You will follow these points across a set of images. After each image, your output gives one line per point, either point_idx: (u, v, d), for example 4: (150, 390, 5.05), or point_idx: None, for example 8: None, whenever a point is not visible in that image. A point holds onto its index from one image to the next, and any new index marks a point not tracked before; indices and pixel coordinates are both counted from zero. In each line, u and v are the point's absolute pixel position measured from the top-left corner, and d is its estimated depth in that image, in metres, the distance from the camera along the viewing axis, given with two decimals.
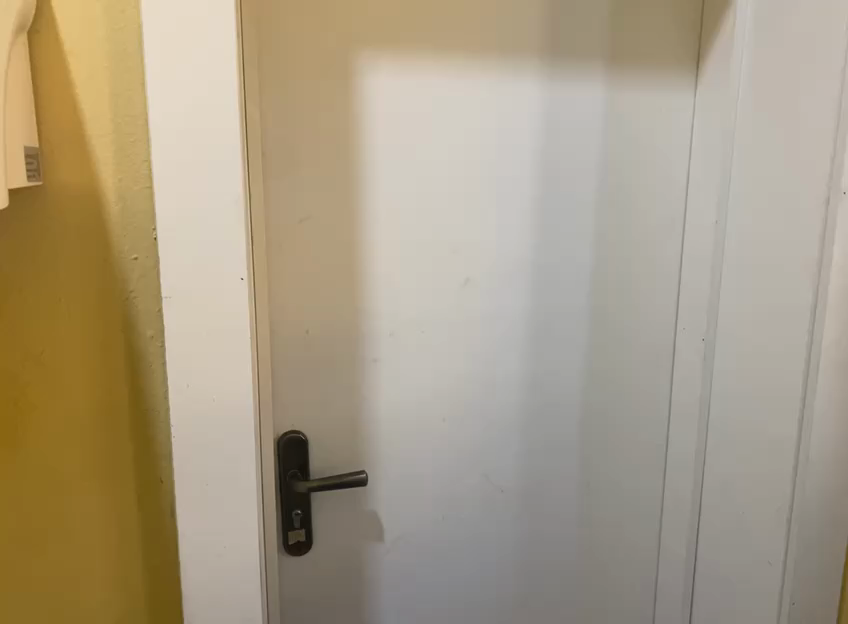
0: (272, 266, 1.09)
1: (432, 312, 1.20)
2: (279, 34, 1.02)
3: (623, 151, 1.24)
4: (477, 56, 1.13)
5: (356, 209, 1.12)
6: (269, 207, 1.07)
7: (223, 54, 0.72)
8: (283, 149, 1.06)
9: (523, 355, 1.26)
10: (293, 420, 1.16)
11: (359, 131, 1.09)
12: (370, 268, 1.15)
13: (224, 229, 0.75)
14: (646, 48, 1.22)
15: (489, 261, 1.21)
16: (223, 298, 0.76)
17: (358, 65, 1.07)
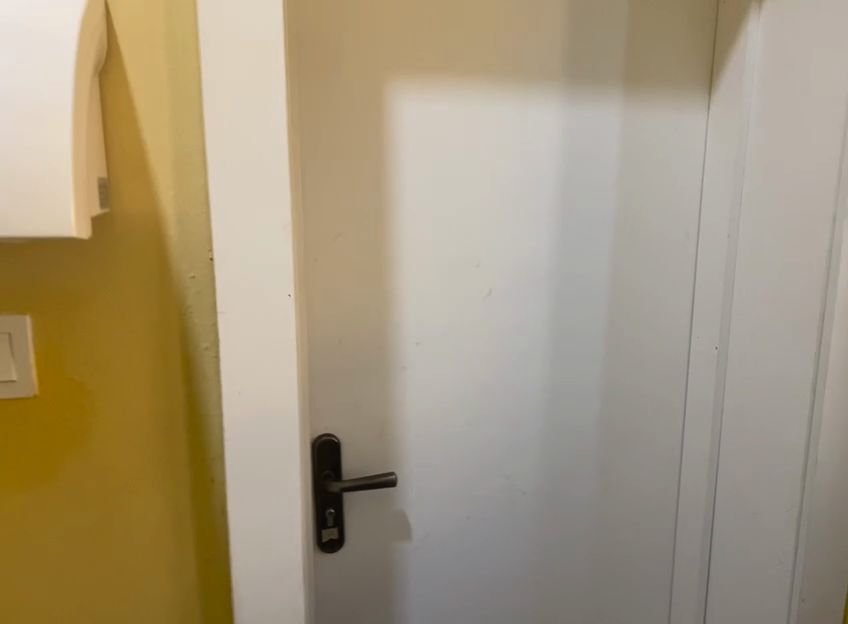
0: (308, 280, 1.16)
1: (457, 322, 1.26)
2: (316, 63, 1.09)
3: (639, 169, 1.30)
4: (500, 81, 1.20)
5: (387, 225, 1.19)
6: (306, 225, 1.14)
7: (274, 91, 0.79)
8: (319, 171, 1.13)
9: (543, 362, 1.33)
10: (326, 423, 1.23)
11: (390, 152, 1.16)
12: (399, 280, 1.22)
13: (274, 250, 0.82)
14: (661, 71, 1.27)
15: (512, 274, 1.28)
16: (272, 313, 0.84)
17: (389, 91, 1.14)
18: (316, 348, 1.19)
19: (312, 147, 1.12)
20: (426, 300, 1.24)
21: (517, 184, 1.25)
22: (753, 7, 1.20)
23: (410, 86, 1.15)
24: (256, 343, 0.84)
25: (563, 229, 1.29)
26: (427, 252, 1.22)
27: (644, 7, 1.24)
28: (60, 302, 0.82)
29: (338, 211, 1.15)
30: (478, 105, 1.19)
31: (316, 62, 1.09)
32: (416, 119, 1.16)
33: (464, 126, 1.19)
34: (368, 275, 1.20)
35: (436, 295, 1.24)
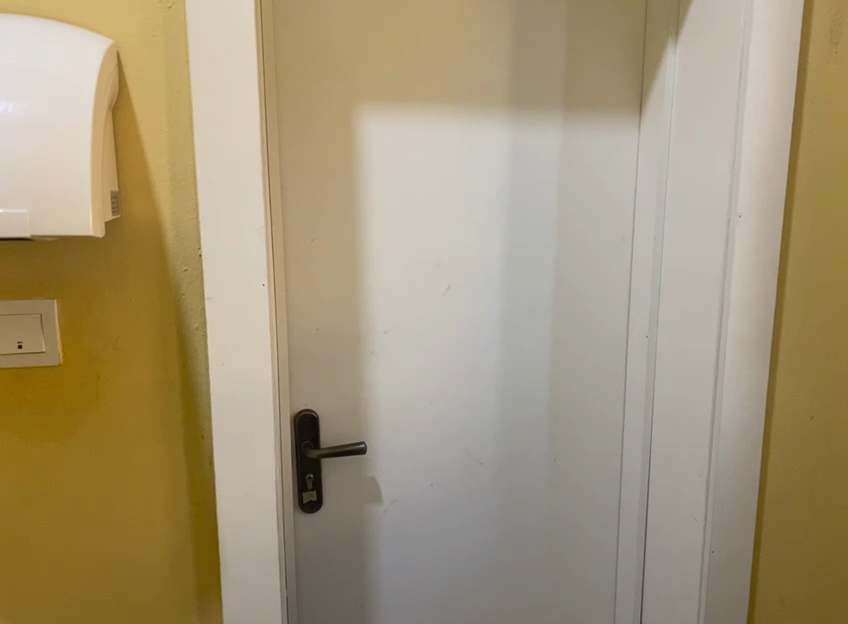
0: (288, 275, 1.36)
1: (419, 313, 1.46)
2: (293, 93, 1.30)
3: (579, 181, 1.50)
4: (454, 107, 1.40)
5: (356, 229, 1.39)
6: (287, 228, 1.34)
7: (250, 122, 1.00)
8: (297, 184, 1.34)
9: (496, 348, 1.52)
10: (307, 400, 1.43)
11: (357, 168, 1.37)
12: (368, 277, 1.42)
13: (249, 248, 1.03)
14: (596, 97, 1.48)
15: (466, 272, 1.47)
16: (250, 298, 1.04)
17: (357, 116, 1.35)
18: (296, 335, 1.39)
19: (291, 163, 1.33)
20: (392, 294, 1.44)
21: (470, 196, 1.45)
22: (670, 41, 1.39)
23: (375, 112, 1.36)
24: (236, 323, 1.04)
25: (512, 233, 1.49)
26: (391, 253, 1.42)
27: (580, 41, 1.45)
28: (80, 290, 1.03)
29: (313, 218, 1.36)
30: (434, 127, 1.40)
31: (294, 93, 1.30)
32: (379, 141, 1.37)
33: (421, 146, 1.40)
34: (340, 272, 1.40)
35: (400, 289, 1.44)
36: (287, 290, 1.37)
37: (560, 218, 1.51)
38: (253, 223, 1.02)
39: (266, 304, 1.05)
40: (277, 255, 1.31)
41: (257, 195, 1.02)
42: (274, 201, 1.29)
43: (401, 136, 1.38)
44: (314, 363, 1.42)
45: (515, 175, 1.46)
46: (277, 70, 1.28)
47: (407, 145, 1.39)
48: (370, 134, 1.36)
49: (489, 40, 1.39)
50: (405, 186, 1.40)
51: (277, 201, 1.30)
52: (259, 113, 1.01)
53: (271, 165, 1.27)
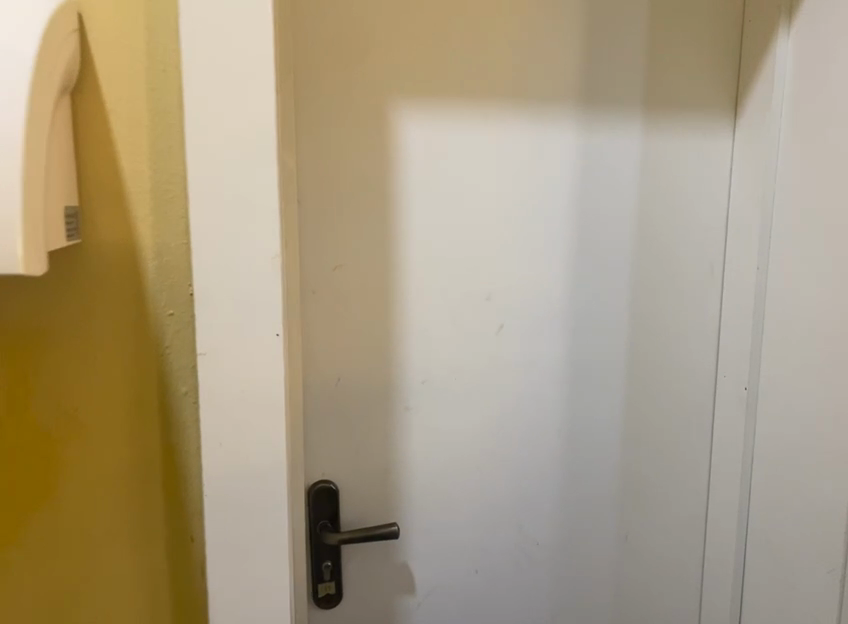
0: (305, 314, 1.08)
1: (466, 360, 1.18)
2: (315, 86, 1.03)
3: (660, 198, 1.22)
4: (514, 106, 1.13)
5: (391, 256, 1.11)
6: (302, 255, 1.06)
7: (265, 114, 0.72)
8: (318, 200, 1.05)
9: (559, 402, 1.24)
10: (325, 469, 1.13)
11: (393, 181, 1.09)
12: (404, 315, 1.13)
13: (258, 283, 0.75)
14: (684, 94, 1.20)
15: (525, 310, 1.19)
16: (261, 353, 0.76)
17: (394, 114, 1.07)
18: (313, 389, 1.10)
19: (311, 174, 1.05)
20: (433, 336, 1.16)
21: (530, 215, 1.17)
22: (782, 27, 1.14)
23: (416, 111, 1.08)
24: (239, 387, 0.76)
25: (580, 262, 1.21)
26: (433, 286, 1.14)
27: (667, 24, 1.18)
28: (23, 343, 0.74)
29: (337, 242, 1.08)
30: (489, 131, 1.12)
31: (316, 85, 1.03)
32: (421, 147, 1.09)
33: (473, 155, 1.12)
34: (369, 308, 1.11)
35: (442, 330, 1.16)
36: (302, 330, 1.08)
37: (636, 243, 1.23)
38: (265, 250, 0.74)
39: (282, 360, 0.77)
40: (291, 289, 1.02)
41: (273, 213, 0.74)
42: (289, 220, 1.00)
43: (449, 141, 1.10)
44: (334, 424, 1.12)
45: (585, 189, 1.19)
46: (295, 54, 1.00)
47: (454, 153, 1.11)
48: (411, 138, 1.08)
49: (559, 21, 1.12)
50: (452, 204, 1.13)
51: (292, 219, 1.01)
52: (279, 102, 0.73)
53: (285, 174, 0.99)
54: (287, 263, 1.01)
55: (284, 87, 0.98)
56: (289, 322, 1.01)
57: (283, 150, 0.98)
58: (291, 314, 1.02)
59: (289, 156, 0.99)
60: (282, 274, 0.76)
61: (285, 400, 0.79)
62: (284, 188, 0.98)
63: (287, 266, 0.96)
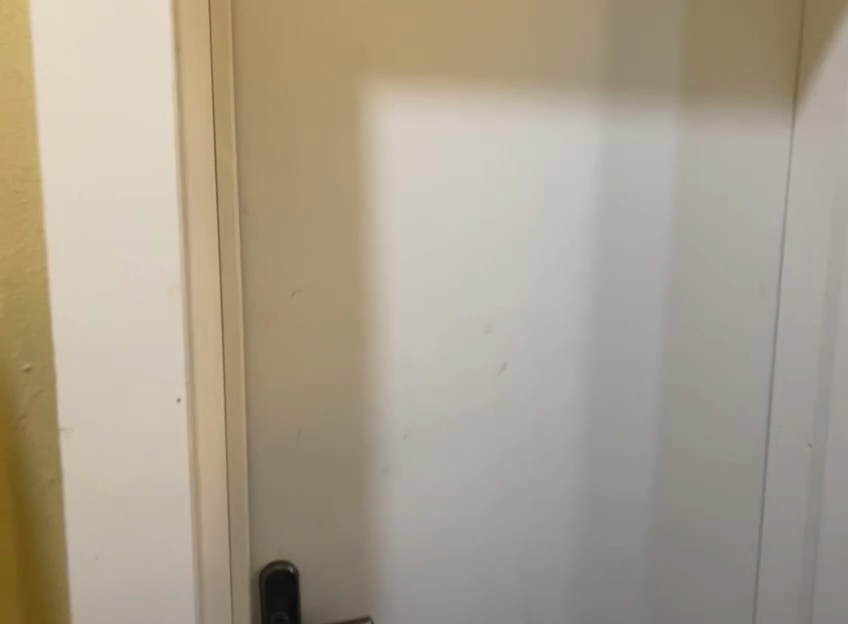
0: (253, 349, 0.88)
1: (456, 412, 0.96)
2: (266, 72, 0.83)
3: (701, 210, 1.00)
4: (522, 103, 0.91)
5: (363, 274, 0.91)
6: (249, 278, 0.86)
7: (155, 85, 0.53)
8: (269, 213, 0.86)
9: (576, 458, 1.02)
10: (278, 538, 0.93)
11: (369, 190, 0.89)
12: (380, 348, 0.93)
13: (150, 317, 0.56)
14: (730, 86, 0.99)
15: (532, 353, 0.97)
16: (156, 405, 0.57)
17: (365, 99, 0.86)
18: (263, 439, 0.90)
19: (259, 179, 0.85)
20: (414, 380, 0.94)
21: (540, 238, 0.95)
22: None
23: (399, 107, 0.88)
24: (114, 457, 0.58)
25: (603, 293, 0.99)
26: (415, 322, 0.93)
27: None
28: None
29: (295, 263, 0.88)
30: (490, 136, 0.91)
31: (269, 71, 0.83)
32: (404, 152, 0.89)
33: (467, 163, 0.91)
34: (333, 346, 0.91)
35: (427, 376, 0.95)
36: (248, 369, 0.88)
37: (670, 270, 1.01)
38: (156, 276, 0.56)
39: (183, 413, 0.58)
40: (233, 328, 0.80)
41: (168, 218, 0.55)
42: (228, 239, 0.79)
43: (438, 146, 0.90)
44: (288, 483, 0.92)
45: (609, 205, 0.97)
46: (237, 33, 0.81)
47: (445, 160, 0.90)
48: (391, 140, 0.88)
49: None
50: (441, 223, 0.92)
51: (236, 237, 0.80)
52: (175, 67, 0.54)
53: (223, 180, 0.78)
54: (224, 292, 0.80)
55: (219, 73, 0.77)
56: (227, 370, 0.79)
57: (219, 149, 0.77)
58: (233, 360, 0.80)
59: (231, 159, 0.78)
60: (185, 304, 0.57)
61: (192, 460, 0.60)
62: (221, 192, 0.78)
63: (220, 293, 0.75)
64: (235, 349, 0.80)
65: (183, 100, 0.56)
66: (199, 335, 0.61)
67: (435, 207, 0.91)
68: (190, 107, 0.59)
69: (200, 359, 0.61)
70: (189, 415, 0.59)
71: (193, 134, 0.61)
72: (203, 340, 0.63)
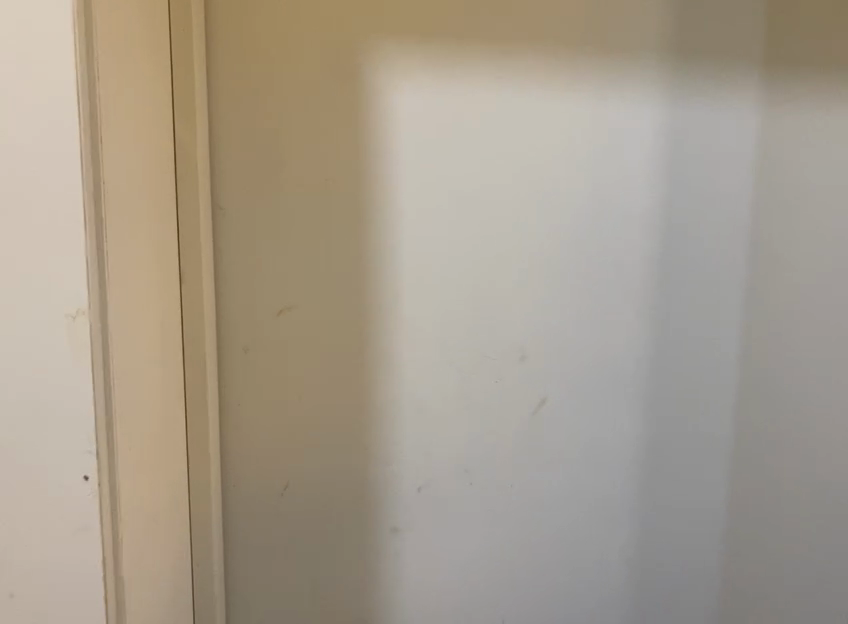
0: (227, 379, 0.72)
1: (480, 462, 0.77)
2: (244, 40, 0.68)
3: (794, 213, 0.79)
4: (569, 83, 0.73)
5: (369, 290, 0.73)
6: (223, 291, 0.71)
7: (48, 45, 0.39)
8: (247, 213, 0.70)
9: (634, 522, 0.81)
10: (263, 608, 0.77)
11: (371, 186, 0.72)
12: (390, 381, 0.75)
13: (50, 351, 0.42)
14: (829, 61, 0.77)
15: (575, 391, 0.78)
16: (62, 466, 0.43)
17: (373, 73, 0.70)
18: (240, 488, 0.74)
19: (237, 170, 0.70)
20: (427, 421, 0.76)
21: (586, 248, 0.76)
22: None
23: (410, 82, 0.70)
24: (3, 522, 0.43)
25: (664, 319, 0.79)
26: (427, 348, 0.75)
27: None
28: None
29: (280, 274, 0.72)
30: (523, 120, 0.73)
31: (245, 40, 0.68)
32: (414, 138, 0.71)
33: (495, 153, 0.73)
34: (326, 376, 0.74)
35: (442, 416, 0.76)
36: (221, 401, 0.73)
37: (749, 292, 0.80)
38: (59, 297, 0.42)
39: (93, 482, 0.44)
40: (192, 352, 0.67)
41: (73, 226, 0.41)
42: (189, 246, 0.66)
43: (457, 132, 0.72)
44: (271, 543, 0.76)
45: (672, 213, 0.77)
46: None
47: (467, 150, 0.73)
48: (401, 124, 0.71)
49: None
50: (461, 228, 0.74)
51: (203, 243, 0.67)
52: (80, 15, 0.40)
53: (182, 175, 0.65)
54: (182, 311, 0.66)
55: (177, 45, 0.63)
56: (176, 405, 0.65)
57: (176, 140, 0.64)
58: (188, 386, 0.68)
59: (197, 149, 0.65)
60: (100, 332, 0.44)
61: (113, 532, 0.46)
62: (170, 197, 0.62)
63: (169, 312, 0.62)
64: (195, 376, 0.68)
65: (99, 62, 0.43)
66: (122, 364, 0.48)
67: (453, 207, 0.73)
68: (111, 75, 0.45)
69: (121, 394, 0.47)
70: (102, 489, 0.44)
71: (121, 110, 0.48)
72: (127, 376, 0.49)
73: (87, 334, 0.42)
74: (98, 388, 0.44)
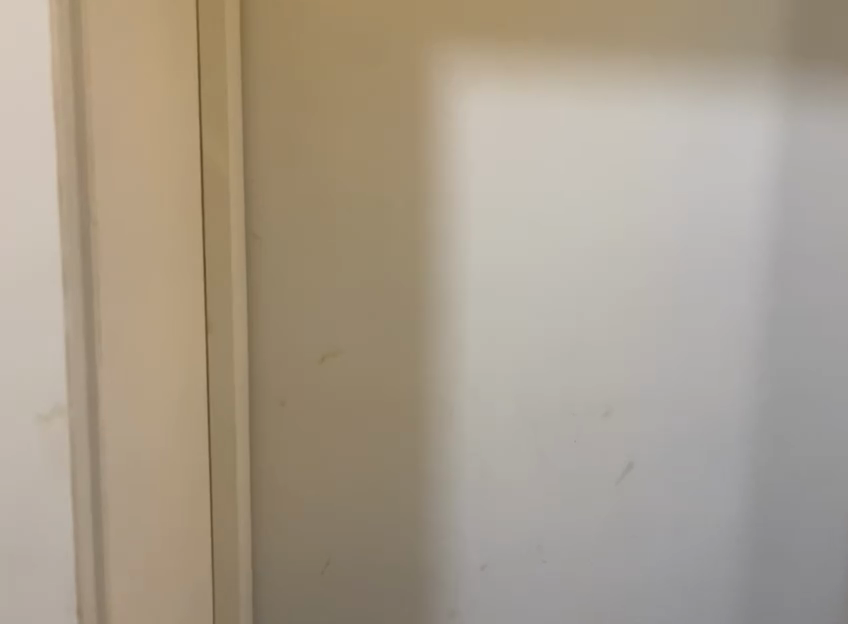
0: (261, 432, 0.63)
1: (553, 535, 0.65)
2: (286, 44, 0.59)
3: None
4: (670, 85, 0.61)
5: (427, 333, 0.63)
6: (257, 331, 0.62)
7: (25, 90, 0.32)
8: (286, 241, 0.61)
9: (739, 613, 0.68)
10: None
11: (431, 210, 0.61)
12: (449, 440, 0.64)
13: (18, 458, 0.34)
14: None
15: (670, 453, 0.66)
16: (35, 591, 0.35)
17: (433, 82, 0.60)
18: (275, 560, 0.64)
19: (277, 195, 0.61)
20: (493, 486, 0.65)
21: (684, 284, 0.64)
22: None
23: (477, 89, 0.60)
24: None
25: (781, 367, 0.66)
26: (493, 401, 0.64)
27: None
28: None
29: (322, 312, 0.62)
30: (612, 131, 0.62)
31: (287, 44, 0.59)
32: (481, 154, 0.61)
33: (575, 172, 0.62)
34: (374, 431, 0.63)
35: (510, 480, 0.65)
36: (253, 459, 0.63)
37: None
38: (32, 395, 0.33)
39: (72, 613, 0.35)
40: (218, 409, 0.57)
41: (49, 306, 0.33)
42: (217, 284, 0.56)
43: (531, 146, 0.61)
44: None
45: (790, 239, 0.64)
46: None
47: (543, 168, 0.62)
48: (467, 138, 0.61)
49: None
50: (533, 259, 0.63)
51: (234, 280, 0.57)
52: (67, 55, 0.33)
53: (210, 202, 0.55)
54: (209, 359, 0.57)
55: (206, 49, 0.54)
56: (200, 473, 0.55)
57: (205, 160, 0.55)
58: (214, 450, 0.57)
59: (229, 172, 0.55)
60: (86, 421, 0.35)
61: None
62: (195, 233, 0.53)
63: (192, 364, 0.53)
64: (223, 438, 0.57)
65: (89, 95, 0.35)
66: (121, 448, 0.39)
67: (525, 234, 0.62)
68: (110, 106, 0.37)
69: (118, 485, 0.38)
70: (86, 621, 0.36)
71: (127, 150, 0.40)
72: (131, 467, 0.41)
73: (65, 431, 0.34)
74: (80, 492, 0.35)
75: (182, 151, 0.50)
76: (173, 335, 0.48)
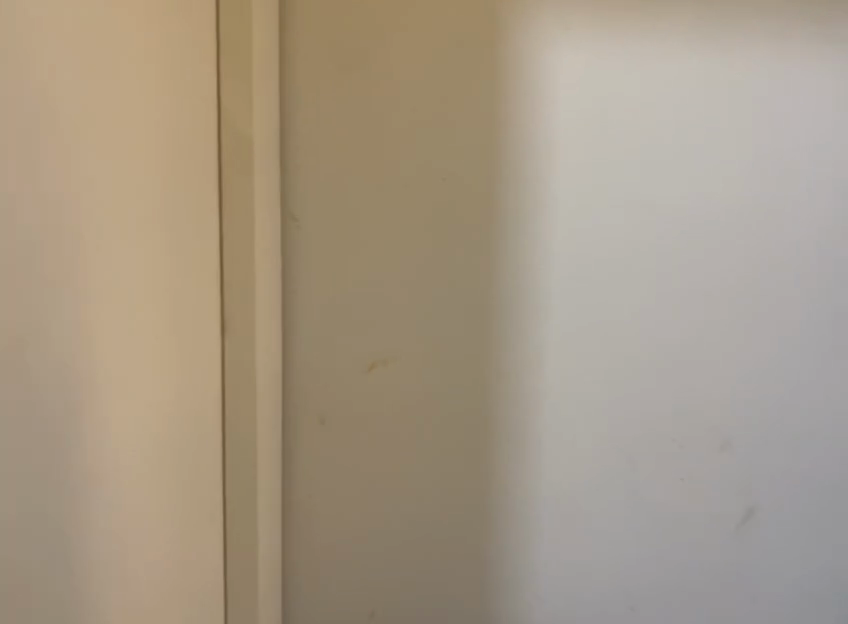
0: (294, 450, 0.53)
1: (646, 591, 0.53)
2: None
3: None
4: (822, 34, 0.47)
5: (499, 341, 0.51)
6: (292, 330, 0.52)
7: None
8: (329, 224, 0.51)
9: None
10: None
11: (506, 189, 0.50)
12: (522, 471, 0.53)
13: None
14: None
15: (801, 499, 0.52)
16: None
17: (512, 32, 0.48)
18: (313, 600, 0.55)
19: (320, 170, 0.50)
20: (572, 528, 0.53)
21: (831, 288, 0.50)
22: None
23: (568, 39, 0.48)
24: None
25: None
26: (576, 424, 0.52)
27: None
28: None
29: (370, 310, 0.51)
30: (744, 90, 0.48)
31: None
32: (571, 119, 0.49)
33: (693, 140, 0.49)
34: (429, 454, 0.53)
35: (592, 522, 0.53)
36: (284, 481, 0.54)
37: None
38: None
39: None
40: (236, 430, 0.46)
41: None
42: (238, 276, 0.46)
43: (637, 109, 0.49)
44: None
45: None
46: None
47: (650, 136, 0.49)
48: (555, 98, 0.49)
49: None
50: (633, 249, 0.50)
51: (258, 273, 0.46)
52: None
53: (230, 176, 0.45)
54: None
55: None
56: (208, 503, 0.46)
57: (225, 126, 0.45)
58: (231, 481, 0.46)
59: (253, 136, 0.44)
60: None
61: None
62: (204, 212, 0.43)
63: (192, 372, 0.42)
64: (239, 467, 0.46)
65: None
66: (57, 489, 0.30)
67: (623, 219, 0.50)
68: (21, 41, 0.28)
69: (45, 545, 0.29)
70: None
71: (69, 111, 0.30)
72: (78, 511, 0.32)
73: None
74: None
75: (178, 110, 0.40)
76: (159, 342, 0.38)
